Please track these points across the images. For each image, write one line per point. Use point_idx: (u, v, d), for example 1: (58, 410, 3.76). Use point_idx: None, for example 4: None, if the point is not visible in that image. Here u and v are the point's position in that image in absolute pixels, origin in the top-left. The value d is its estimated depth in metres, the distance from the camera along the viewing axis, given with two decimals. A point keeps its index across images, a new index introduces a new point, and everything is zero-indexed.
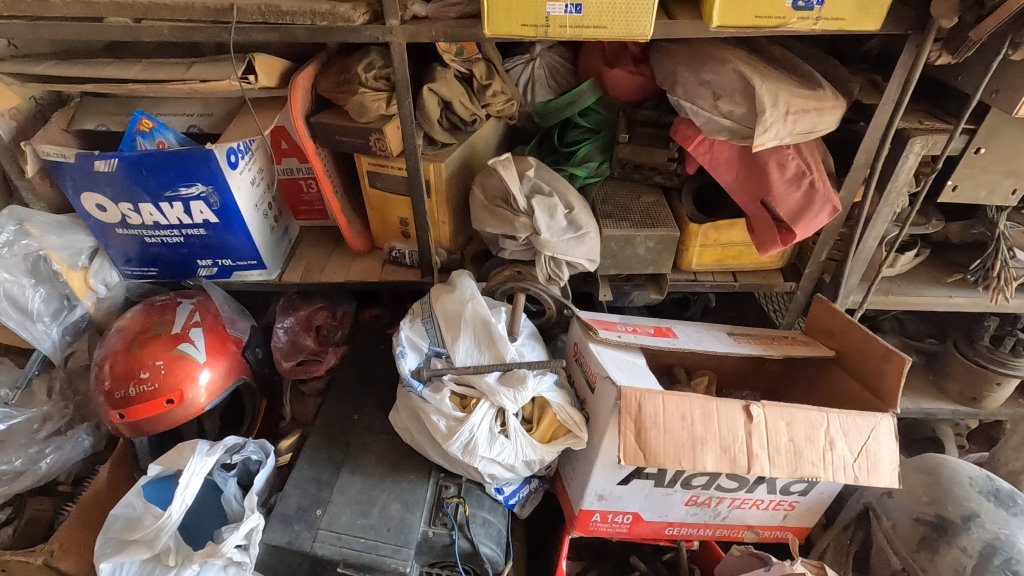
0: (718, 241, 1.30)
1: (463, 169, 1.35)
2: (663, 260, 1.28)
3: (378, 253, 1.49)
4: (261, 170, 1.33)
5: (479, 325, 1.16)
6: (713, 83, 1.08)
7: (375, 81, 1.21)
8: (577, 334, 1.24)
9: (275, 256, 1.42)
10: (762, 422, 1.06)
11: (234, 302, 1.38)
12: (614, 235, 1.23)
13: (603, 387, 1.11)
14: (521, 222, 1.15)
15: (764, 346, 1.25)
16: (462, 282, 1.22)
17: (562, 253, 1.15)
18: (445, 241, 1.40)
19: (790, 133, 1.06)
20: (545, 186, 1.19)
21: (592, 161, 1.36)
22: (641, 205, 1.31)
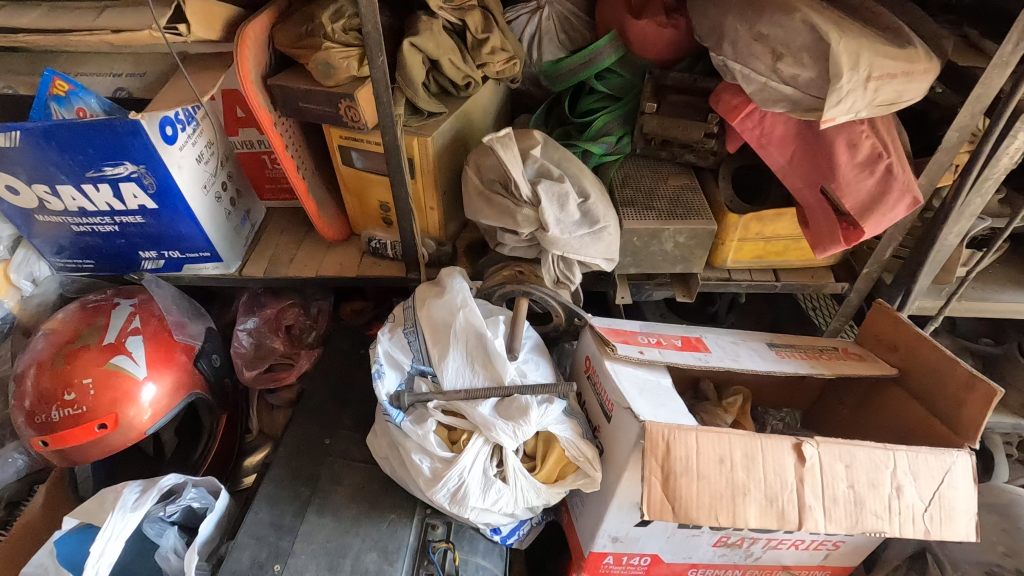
0: (760, 234, 1.08)
1: (455, 144, 1.12)
2: (694, 258, 1.06)
3: (357, 241, 1.28)
4: (211, 144, 1.10)
5: (472, 339, 0.96)
6: (773, 38, 0.85)
7: (344, 33, 0.97)
8: (590, 347, 1.03)
9: (234, 246, 1.21)
10: (816, 464, 0.87)
11: (186, 302, 1.18)
12: (637, 228, 1.01)
13: (622, 418, 0.91)
14: (524, 214, 0.92)
15: (812, 363, 1.05)
16: (452, 285, 1.01)
17: (575, 252, 0.94)
18: (433, 230, 1.18)
19: (871, 104, 0.83)
20: (554, 169, 0.96)
21: (610, 135, 1.12)
22: (669, 190, 1.08)
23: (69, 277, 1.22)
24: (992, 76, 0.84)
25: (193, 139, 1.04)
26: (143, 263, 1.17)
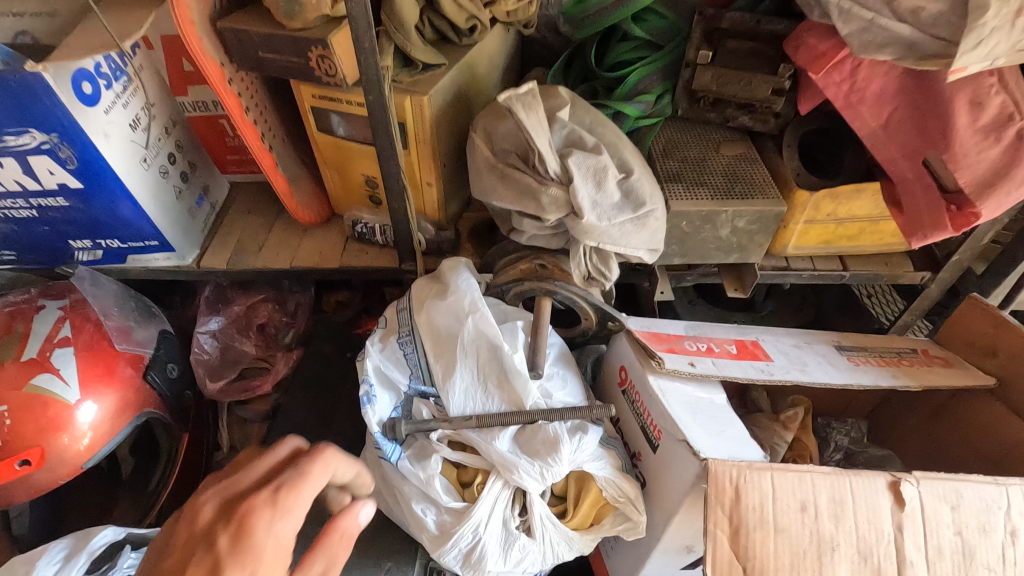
0: (832, 216, 0.88)
1: (457, 105, 0.90)
2: (753, 245, 0.86)
3: (339, 224, 1.07)
4: (150, 105, 0.88)
5: (485, 353, 0.77)
6: None
7: None
8: (626, 356, 0.85)
9: (189, 233, 0.99)
10: (917, 507, 0.71)
11: (131, 303, 0.98)
12: (688, 211, 0.81)
13: (675, 451, 0.73)
14: (550, 196, 0.72)
15: (893, 372, 0.87)
16: (457, 283, 0.82)
17: (613, 242, 0.74)
18: (431, 211, 0.97)
19: (1014, 45, 0.63)
20: (588, 136, 0.75)
21: (648, 94, 0.91)
22: (722, 162, 0.88)
23: None
24: None
25: (124, 100, 0.81)
26: (76, 255, 0.95)
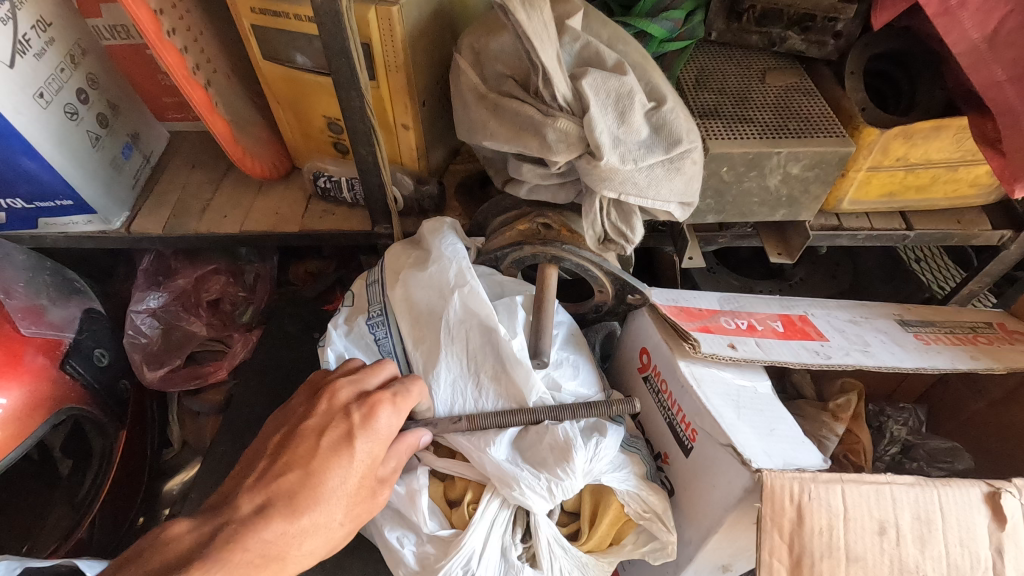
0: (903, 161, 0.71)
1: (437, 23, 0.72)
2: (806, 198, 0.70)
3: (301, 179, 0.89)
4: (46, 25, 0.69)
5: (477, 335, 0.62)
6: None
7: None
8: (648, 336, 0.69)
9: (114, 191, 0.81)
10: (1020, 522, 0.56)
11: (43, 279, 0.82)
12: (730, 153, 0.64)
13: (714, 456, 0.58)
14: (556, 131, 0.55)
15: (971, 353, 0.71)
16: (440, 248, 0.66)
17: (639, 194, 0.57)
18: (409, 161, 0.80)
19: None
20: (608, 55, 0.57)
21: (677, 9, 0.72)
22: (768, 94, 0.71)
23: None
24: None
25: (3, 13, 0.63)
26: None
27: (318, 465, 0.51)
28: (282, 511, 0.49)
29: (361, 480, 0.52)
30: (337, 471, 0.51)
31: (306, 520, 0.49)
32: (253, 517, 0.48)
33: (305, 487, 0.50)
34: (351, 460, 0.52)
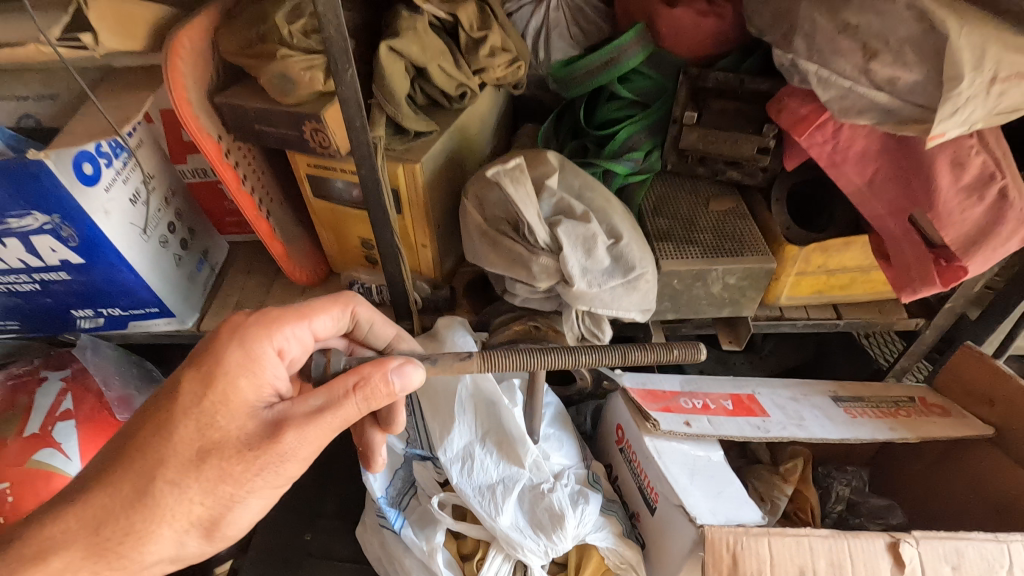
0: (823, 267, 0.89)
1: (450, 167, 0.92)
2: (746, 299, 0.87)
3: (336, 282, 1.08)
4: (151, 178, 0.90)
5: (485, 410, 0.76)
6: (862, 29, 0.64)
7: (305, 38, 0.78)
8: (621, 414, 0.85)
9: (188, 298, 1.00)
10: (918, 568, 0.70)
11: (131, 371, 0.99)
12: (678, 269, 0.82)
13: (671, 516, 0.73)
14: (540, 264, 0.74)
15: (890, 425, 0.86)
16: (452, 341, 0.83)
17: (605, 305, 0.75)
18: (427, 270, 0.99)
19: (990, 111, 0.63)
20: (577, 204, 0.77)
21: (636, 150, 0.92)
22: (711, 217, 0.90)
23: None
24: None
25: (124, 176, 0.83)
26: (78, 322, 0.97)
27: (165, 398, 0.55)
28: (132, 442, 0.54)
29: (246, 414, 0.55)
30: (182, 397, 0.54)
31: (153, 448, 0.53)
32: (114, 444, 0.55)
33: (154, 413, 0.54)
34: (192, 392, 0.54)
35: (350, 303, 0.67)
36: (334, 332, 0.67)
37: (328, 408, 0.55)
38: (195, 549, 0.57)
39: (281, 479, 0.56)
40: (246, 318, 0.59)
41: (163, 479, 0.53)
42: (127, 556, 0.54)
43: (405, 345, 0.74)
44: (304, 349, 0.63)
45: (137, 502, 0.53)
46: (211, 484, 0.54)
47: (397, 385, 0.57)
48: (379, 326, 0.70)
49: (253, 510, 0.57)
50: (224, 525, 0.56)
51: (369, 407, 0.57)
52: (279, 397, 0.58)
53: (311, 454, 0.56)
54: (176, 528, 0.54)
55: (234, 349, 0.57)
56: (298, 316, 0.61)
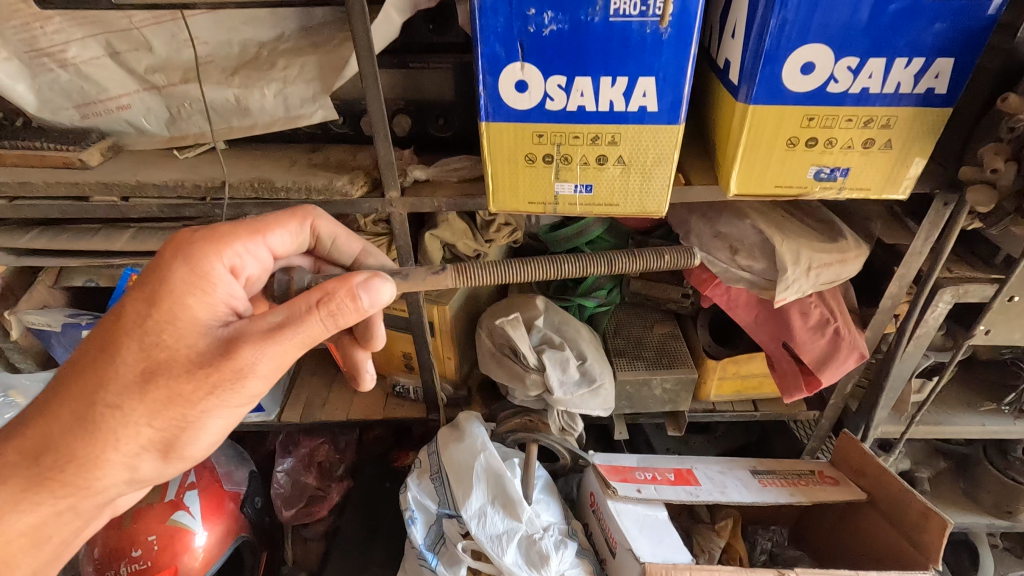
0: (737, 373, 1.23)
1: (468, 302, 1.30)
2: (681, 398, 1.21)
3: (380, 382, 1.43)
4: None
5: (495, 480, 1.09)
6: (729, 235, 1.02)
7: (374, 224, 1.10)
8: (593, 484, 1.18)
9: (274, 395, 1.35)
10: None
11: (230, 452, 1.32)
12: (629, 378, 1.18)
13: (626, 558, 1.04)
14: (532, 379, 1.10)
15: (791, 490, 1.18)
16: (471, 430, 1.17)
17: (576, 406, 1.11)
18: (450, 375, 1.34)
19: (814, 283, 1.00)
20: (555, 337, 1.15)
21: (602, 289, 1.27)
22: (655, 339, 1.26)
23: None
24: (912, 259, 1.00)
25: None
26: None
27: (115, 319, 0.66)
28: (93, 356, 0.66)
29: (197, 328, 0.66)
30: (134, 315, 0.65)
31: (109, 360, 0.65)
32: (76, 364, 0.67)
33: (109, 333, 0.65)
34: (142, 311, 0.65)
35: (309, 217, 0.80)
36: (293, 243, 0.80)
37: (283, 320, 0.65)
38: (152, 468, 0.70)
39: (241, 397, 0.67)
40: (195, 234, 0.69)
41: (114, 402, 0.65)
42: (78, 482, 0.67)
43: (371, 260, 0.86)
44: (260, 266, 0.75)
45: (85, 424, 0.65)
46: (159, 404, 0.65)
47: (365, 301, 0.68)
48: (340, 240, 0.82)
49: (210, 429, 0.69)
50: (180, 445, 0.69)
51: (333, 325, 0.68)
52: (229, 316, 0.69)
53: (270, 373, 0.67)
54: (126, 451, 0.67)
55: (183, 268, 0.67)
56: (251, 232, 0.73)
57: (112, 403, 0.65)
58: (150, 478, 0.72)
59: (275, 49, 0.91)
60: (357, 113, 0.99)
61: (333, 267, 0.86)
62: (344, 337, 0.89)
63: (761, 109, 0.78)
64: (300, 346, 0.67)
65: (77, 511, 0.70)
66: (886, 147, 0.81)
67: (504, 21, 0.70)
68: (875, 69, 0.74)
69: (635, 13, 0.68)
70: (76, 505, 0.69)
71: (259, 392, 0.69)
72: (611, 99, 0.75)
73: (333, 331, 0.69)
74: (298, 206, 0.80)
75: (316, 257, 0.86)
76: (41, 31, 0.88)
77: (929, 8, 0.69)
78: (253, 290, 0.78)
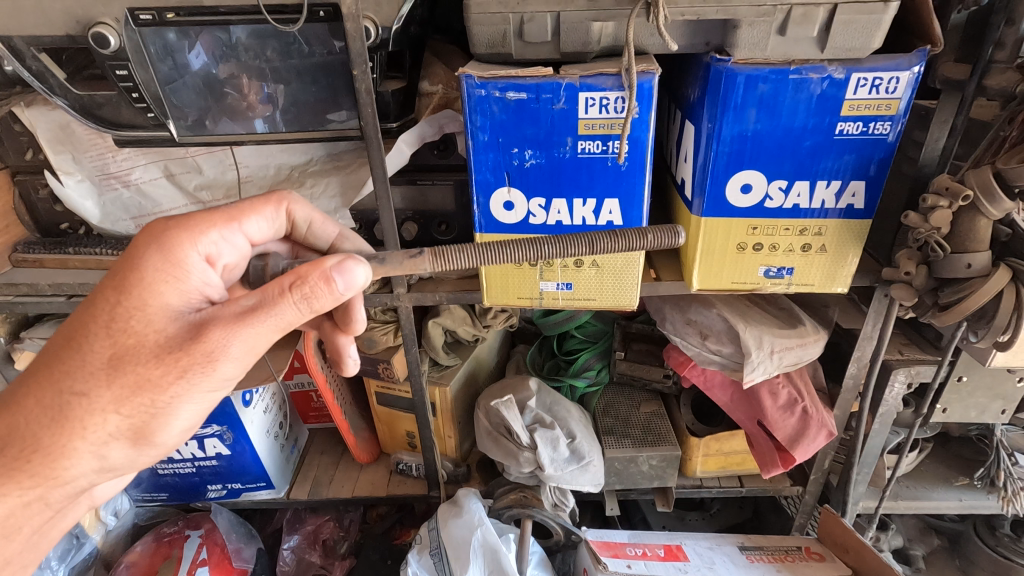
0: (720, 450, 1.31)
1: (468, 383, 1.40)
2: (668, 474, 1.29)
3: (384, 459, 1.51)
4: (273, 394, 1.38)
5: (490, 555, 1.16)
6: (699, 322, 1.14)
7: (383, 313, 1.25)
8: (586, 560, 1.23)
9: (284, 473, 1.43)
10: None
11: (241, 528, 1.38)
12: (617, 455, 1.26)
13: None
14: (525, 456, 1.20)
15: (778, 567, 1.22)
16: (468, 505, 1.23)
17: (566, 482, 1.20)
18: (451, 453, 1.42)
19: (779, 365, 1.10)
20: (546, 416, 1.25)
21: (591, 369, 1.39)
22: (641, 417, 1.35)
23: (142, 507, 1.44)
24: (866, 343, 1.10)
25: (263, 398, 1.33)
26: (208, 492, 1.40)
27: (89, 305, 0.64)
28: (64, 342, 0.64)
29: (170, 315, 0.65)
30: (104, 304, 0.64)
31: (79, 347, 0.63)
32: (44, 351, 0.65)
33: (80, 320, 0.64)
34: (115, 297, 0.64)
35: (283, 202, 0.81)
36: (270, 230, 0.81)
37: (255, 303, 0.64)
38: (124, 456, 0.67)
39: (213, 382, 0.65)
40: (170, 223, 0.69)
41: (82, 389, 0.63)
42: (46, 472, 0.64)
43: (347, 244, 0.86)
44: (237, 254, 0.75)
45: (52, 413, 0.63)
46: (127, 391, 0.63)
47: (340, 284, 0.66)
48: (316, 224, 0.84)
49: (182, 416, 0.66)
50: (151, 433, 0.66)
51: (307, 308, 0.66)
52: (203, 302, 0.68)
53: (243, 356, 0.66)
54: (94, 439, 0.64)
55: (157, 255, 0.66)
56: (226, 220, 0.73)
57: (80, 387, 0.63)
58: (123, 467, 0.69)
59: (304, 170, 1.07)
60: (371, 221, 1.14)
61: (311, 253, 0.87)
62: (326, 323, 0.90)
63: (711, 221, 0.92)
64: (273, 330, 0.66)
65: (47, 502, 0.66)
66: (822, 250, 0.93)
67: (493, 157, 0.87)
68: (802, 189, 0.88)
69: (598, 151, 0.84)
70: (46, 496, 0.66)
71: (233, 377, 0.67)
72: (584, 215, 0.90)
73: (308, 316, 0.67)
74: (272, 192, 0.81)
75: (293, 242, 0.87)
76: (113, 160, 1.05)
77: (839, 144, 0.84)
78: (231, 280, 0.77)
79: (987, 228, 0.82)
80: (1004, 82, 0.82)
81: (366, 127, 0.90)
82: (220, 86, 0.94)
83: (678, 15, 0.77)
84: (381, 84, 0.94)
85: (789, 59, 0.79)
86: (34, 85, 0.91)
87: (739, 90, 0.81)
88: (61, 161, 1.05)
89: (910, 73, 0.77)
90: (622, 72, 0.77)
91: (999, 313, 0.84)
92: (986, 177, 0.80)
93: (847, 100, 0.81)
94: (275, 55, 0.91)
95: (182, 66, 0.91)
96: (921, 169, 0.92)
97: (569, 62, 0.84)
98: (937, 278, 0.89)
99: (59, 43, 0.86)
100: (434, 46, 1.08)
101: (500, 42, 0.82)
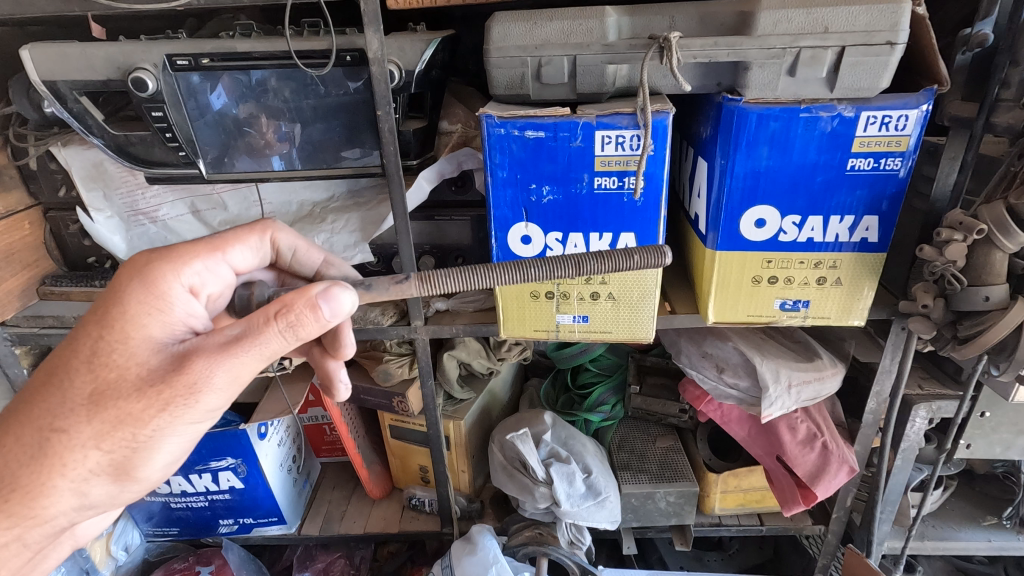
0: (739, 486, 1.29)
1: (480, 416, 1.39)
2: (685, 511, 1.26)
3: (396, 495, 1.49)
4: (287, 427, 1.38)
5: None
6: (716, 355, 1.15)
7: (399, 345, 1.25)
8: None
9: (296, 507, 1.42)
10: None
11: (252, 565, 1.36)
12: (633, 491, 1.24)
13: None
14: (541, 492, 1.18)
15: None
16: (483, 542, 1.20)
17: (584, 519, 1.18)
18: (464, 488, 1.41)
19: (797, 400, 1.09)
20: (562, 450, 1.24)
21: (605, 404, 1.37)
22: (658, 451, 1.34)
23: (153, 542, 1.42)
24: (884, 377, 1.09)
25: (277, 433, 1.33)
26: (219, 527, 1.39)
27: (70, 340, 0.66)
28: (44, 379, 0.65)
29: (154, 347, 0.66)
30: (86, 338, 0.65)
31: (61, 384, 0.65)
32: (25, 389, 0.66)
33: (63, 355, 0.66)
34: (97, 331, 0.65)
35: (268, 230, 0.84)
36: (255, 259, 0.84)
37: (237, 332, 0.66)
38: (105, 493, 0.69)
39: (197, 414, 0.66)
40: (154, 256, 0.72)
41: (63, 424, 0.64)
42: (23, 511, 0.65)
43: (332, 270, 0.88)
44: (221, 284, 0.78)
45: (34, 451, 0.64)
46: (109, 426, 0.64)
47: (326, 312, 0.67)
48: (301, 252, 0.86)
49: (165, 449, 0.67)
50: (133, 467, 0.67)
51: (293, 337, 0.67)
52: (187, 333, 0.69)
53: (226, 387, 0.66)
54: (75, 476, 0.65)
55: (140, 288, 0.68)
56: (210, 250, 0.76)
57: (63, 422, 0.64)
58: (103, 504, 0.70)
59: (326, 207, 1.11)
60: (389, 255, 1.16)
61: (297, 280, 0.90)
62: (315, 349, 0.92)
63: (726, 254, 0.93)
64: (258, 360, 0.67)
65: (25, 543, 0.67)
66: (837, 283, 0.94)
67: (512, 192, 0.89)
68: (816, 223, 0.89)
69: (614, 186, 0.86)
70: (24, 536, 0.66)
71: (217, 408, 0.68)
72: (600, 248, 0.92)
73: (295, 344, 0.68)
74: (258, 221, 0.84)
75: (279, 270, 0.90)
76: (141, 196, 1.08)
77: (850, 179, 0.86)
78: (217, 309, 0.79)
79: (1002, 263, 0.83)
80: (1012, 120, 0.83)
81: (387, 165, 0.94)
82: (241, 126, 0.98)
83: (690, 57, 0.80)
84: (403, 124, 0.98)
85: (800, 98, 0.82)
86: (72, 125, 0.95)
87: (749, 127, 0.84)
88: (92, 197, 1.09)
89: (918, 111, 0.80)
90: (636, 111, 0.80)
91: (1020, 346, 0.84)
92: (999, 212, 0.81)
93: (857, 136, 0.83)
94: (294, 95, 0.95)
95: (204, 107, 0.95)
96: (934, 204, 0.94)
97: (585, 102, 0.87)
98: (956, 311, 0.89)
99: (95, 85, 0.90)
100: (454, 88, 1.14)
101: (519, 84, 0.85)
